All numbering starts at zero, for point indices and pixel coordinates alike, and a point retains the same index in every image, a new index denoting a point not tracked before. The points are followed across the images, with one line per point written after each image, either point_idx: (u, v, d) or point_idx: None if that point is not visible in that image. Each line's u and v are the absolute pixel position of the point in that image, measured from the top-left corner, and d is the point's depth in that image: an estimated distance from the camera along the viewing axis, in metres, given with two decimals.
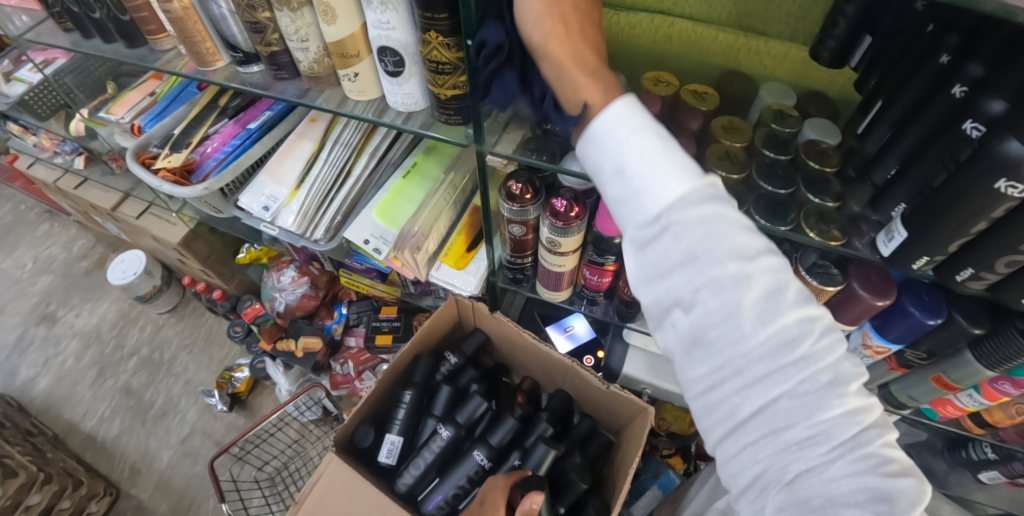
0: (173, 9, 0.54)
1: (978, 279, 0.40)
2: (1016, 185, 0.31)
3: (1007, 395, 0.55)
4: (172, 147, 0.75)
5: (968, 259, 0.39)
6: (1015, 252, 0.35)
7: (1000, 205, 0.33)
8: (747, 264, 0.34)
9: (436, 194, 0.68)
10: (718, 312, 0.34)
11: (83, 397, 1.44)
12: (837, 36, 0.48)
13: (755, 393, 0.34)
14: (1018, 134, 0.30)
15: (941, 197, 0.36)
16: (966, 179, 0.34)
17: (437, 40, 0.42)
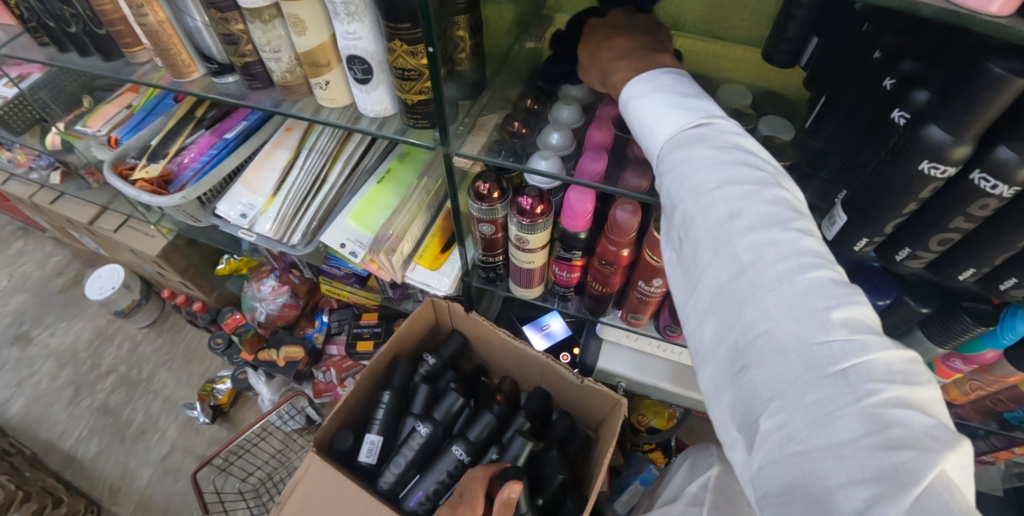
0: (149, 22, 0.56)
1: (914, 258, 0.44)
2: (938, 166, 0.36)
3: (958, 371, 0.65)
4: (148, 158, 0.76)
5: (904, 239, 0.44)
6: (945, 230, 0.40)
7: (926, 187, 0.38)
8: (737, 218, 0.33)
9: (411, 198, 0.70)
10: (704, 261, 0.34)
11: (59, 417, 1.40)
12: (789, 39, 0.53)
13: (744, 358, 0.31)
14: (937, 121, 0.35)
15: (877, 182, 0.40)
16: (896, 165, 0.38)
17: (402, 48, 0.44)
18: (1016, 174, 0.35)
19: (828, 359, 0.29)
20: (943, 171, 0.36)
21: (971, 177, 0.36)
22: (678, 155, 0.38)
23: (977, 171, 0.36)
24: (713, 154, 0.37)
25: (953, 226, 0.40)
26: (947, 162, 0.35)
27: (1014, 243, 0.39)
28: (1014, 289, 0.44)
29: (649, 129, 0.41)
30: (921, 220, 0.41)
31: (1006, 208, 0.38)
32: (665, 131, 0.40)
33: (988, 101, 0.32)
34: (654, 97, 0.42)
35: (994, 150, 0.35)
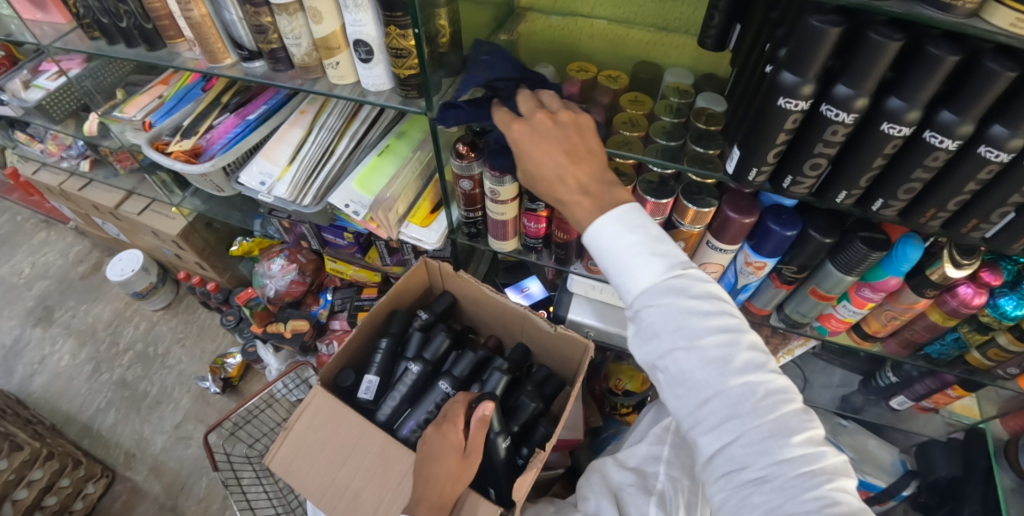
0: (193, 16, 0.69)
1: (798, 184, 0.57)
2: (791, 101, 0.48)
3: (870, 300, 0.73)
4: (182, 135, 0.89)
5: (787, 168, 0.56)
6: (814, 155, 0.53)
7: (788, 118, 0.50)
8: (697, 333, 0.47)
9: (406, 168, 0.82)
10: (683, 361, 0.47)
11: (79, 390, 1.50)
12: (714, 26, 0.65)
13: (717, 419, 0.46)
14: (788, 69, 0.47)
15: (756, 120, 0.53)
16: (766, 105, 0.51)
17: (396, 32, 0.57)
18: (850, 105, 0.47)
19: (790, 457, 0.44)
20: (797, 104, 0.49)
21: (881, 126, 0.49)
22: (662, 306, 0.48)
23: (886, 121, 0.48)
24: (691, 302, 0.47)
25: (818, 151, 0.52)
26: (798, 98, 0.48)
27: (869, 165, 0.53)
28: (881, 209, 0.59)
29: (626, 261, 0.50)
30: (796, 149, 0.54)
31: (858, 134, 0.52)
32: (647, 281, 0.49)
33: (816, 47, 0.45)
34: (625, 241, 0.50)
35: (835, 88, 0.47)
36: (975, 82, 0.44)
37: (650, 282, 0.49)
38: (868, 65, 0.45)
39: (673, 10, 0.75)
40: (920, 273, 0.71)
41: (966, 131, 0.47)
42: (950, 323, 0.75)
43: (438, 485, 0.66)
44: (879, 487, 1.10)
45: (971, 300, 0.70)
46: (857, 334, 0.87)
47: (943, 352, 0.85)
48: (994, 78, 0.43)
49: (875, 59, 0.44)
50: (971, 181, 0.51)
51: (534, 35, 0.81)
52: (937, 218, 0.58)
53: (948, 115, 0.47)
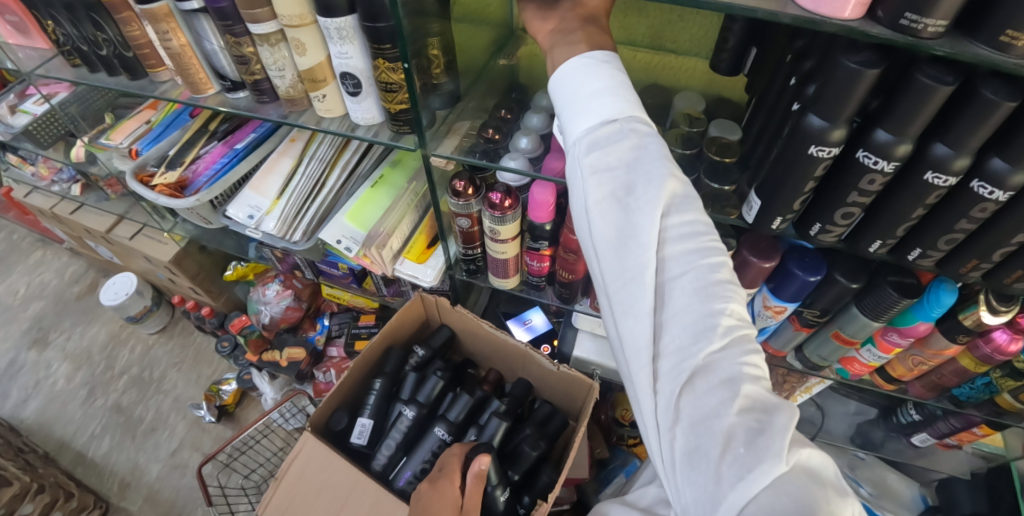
0: (172, 46, 0.66)
1: (826, 232, 0.52)
2: (824, 148, 0.43)
3: (897, 345, 0.67)
4: (167, 166, 0.85)
5: (814, 216, 0.51)
6: (846, 204, 0.48)
7: (818, 166, 0.45)
8: (628, 145, 0.40)
9: (401, 200, 0.78)
10: (611, 170, 0.40)
11: (74, 416, 1.47)
12: (729, 49, 0.59)
13: (608, 230, 0.40)
14: (820, 113, 0.42)
15: (779, 166, 0.48)
16: (792, 151, 0.46)
17: (385, 65, 0.52)
18: (890, 151, 0.42)
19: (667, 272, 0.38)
20: (828, 151, 0.44)
21: (925, 175, 0.44)
22: (614, 128, 0.41)
23: (930, 171, 0.43)
24: (624, 134, 0.41)
25: (851, 200, 0.47)
26: (828, 143, 0.43)
27: (905, 213, 0.47)
28: (919, 258, 0.53)
29: (570, 109, 0.44)
30: (826, 196, 0.49)
31: (897, 181, 0.47)
32: (589, 117, 0.42)
33: (852, 87, 0.40)
34: (575, 84, 0.44)
35: (874, 133, 0.43)
36: None
37: (602, 114, 0.42)
38: (913, 109, 0.40)
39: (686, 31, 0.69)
40: (951, 317, 0.65)
41: (1020, 181, 0.42)
42: (981, 369, 0.70)
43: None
44: None
45: (1006, 346, 0.64)
46: (881, 377, 0.81)
47: (972, 395, 0.79)
48: None
49: (922, 104, 0.39)
50: (1020, 233, 0.46)
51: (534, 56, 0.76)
52: (979, 269, 0.52)
53: (1000, 164, 0.41)
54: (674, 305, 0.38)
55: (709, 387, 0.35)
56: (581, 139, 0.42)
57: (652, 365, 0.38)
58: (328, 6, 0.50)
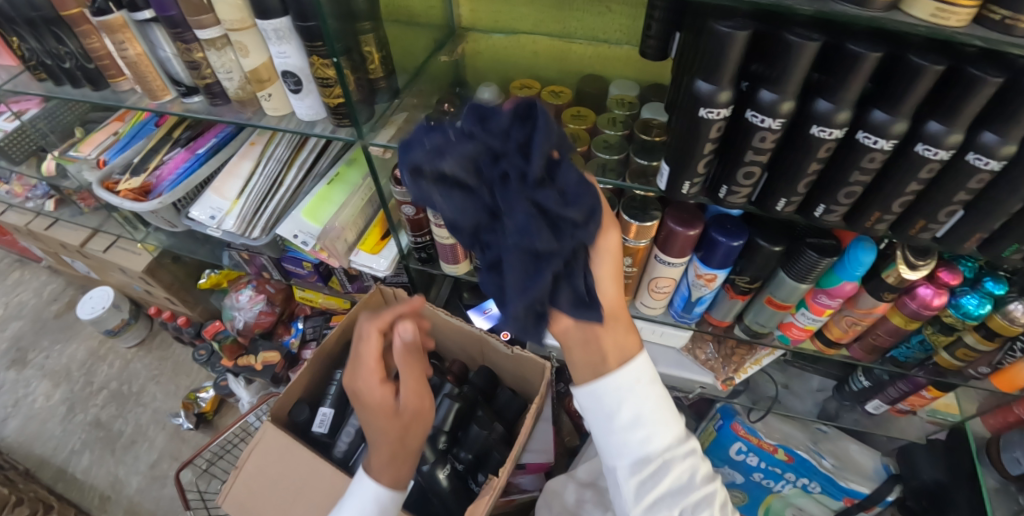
0: (128, 55, 0.70)
1: (734, 193, 0.55)
2: (712, 110, 0.47)
3: (828, 307, 0.71)
4: (132, 173, 0.88)
5: (721, 178, 0.55)
6: (745, 163, 0.52)
7: (711, 127, 0.49)
8: (629, 383, 0.53)
9: (355, 195, 0.81)
10: (614, 408, 0.53)
11: (54, 432, 1.46)
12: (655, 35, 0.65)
13: (624, 446, 0.53)
14: (708, 79, 0.46)
15: (681, 131, 0.52)
16: (688, 116, 0.50)
17: (319, 61, 0.56)
18: (775, 109, 0.46)
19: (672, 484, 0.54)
20: (717, 113, 0.48)
21: (813, 130, 0.48)
22: (614, 391, 0.53)
23: (815, 124, 0.47)
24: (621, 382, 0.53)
25: (748, 159, 0.51)
26: (714, 105, 0.47)
27: (800, 169, 0.51)
28: (824, 215, 0.57)
29: (576, 366, 0.56)
30: (726, 158, 0.53)
31: (790, 140, 0.50)
32: (588, 377, 0.54)
33: (729, 52, 0.44)
34: (578, 333, 0.54)
35: (759, 94, 0.46)
36: (904, 78, 0.44)
37: (596, 389, 0.54)
38: (788, 68, 0.44)
39: (612, 24, 0.74)
40: (875, 277, 0.69)
41: (900, 129, 0.46)
42: (911, 326, 0.74)
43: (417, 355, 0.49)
44: (863, 493, 1.08)
45: (931, 301, 0.69)
46: (819, 341, 0.85)
47: (909, 353, 0.84)
48: (921, 72, 0.43)
49: (795, 60, 0.43)
50: (913, 180, 0.51)
51: (478, 54, 0.82)
52: (883, 221, 0.56)
53: (880, 115, 0.46)
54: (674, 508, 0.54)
55: None
56: (586, 391, 0.54)
57: None
58: (264, 9, 0.54)
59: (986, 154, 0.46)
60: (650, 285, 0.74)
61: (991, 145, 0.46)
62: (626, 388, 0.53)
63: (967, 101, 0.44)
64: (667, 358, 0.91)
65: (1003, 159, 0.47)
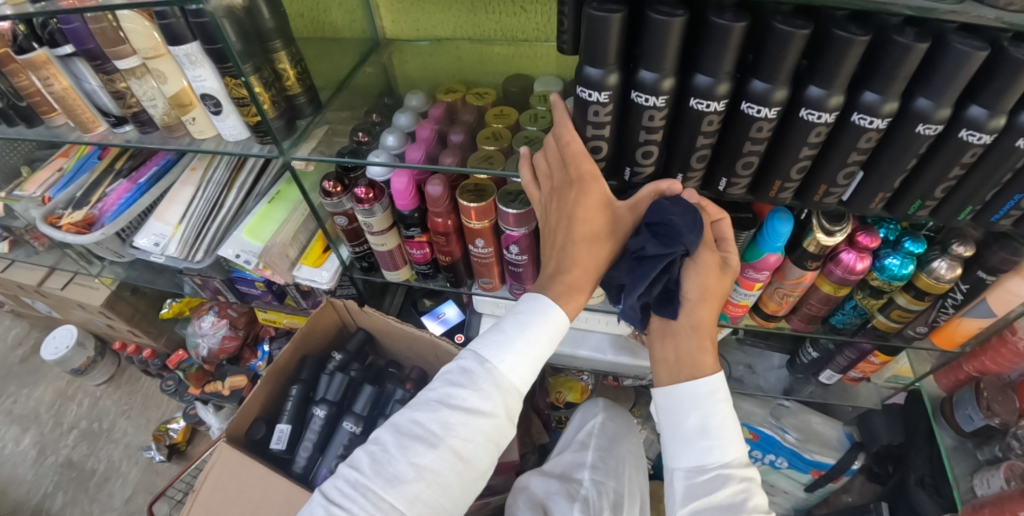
0: (55, 89, 0.71)
1: (637, 173, 0.58)
2: (586, 90, 0.51)
3: (757, 280, 0.75)
4: (74, 206, 0.89)
5: (625, 160, 0.58)
6: (641, 143, 0.54)
7: (595, 109, 0.52)
8: (711, 411, 0.57)
9: (295, 212, 0.83)
10: (681, 408, 0.59)
11: (24, 477, 1.43)
12: (566, 32, 0.68)
13: (684, 432, 0.58)
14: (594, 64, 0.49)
15: (576, 117, 0.55)
16: (578, 101, 0.53)
17: (233, 80, 0.58)
18: (657, 88, 0.49)
19: (704, 413, 0.57)
20: (593, 94, 0.51)
21: (693, 103, 0.51)
22: (695, 389, 0.58)
23: (694, 97, 0.51)
24: (702, 399, 0.58)
25: (642, 139, 0.54)
26: (602, 89, 0.50)
27: (692, 145, 0.55)
28: (729, 187, 0.61)
29: (669, 408, 0.60)
30: (622, 138, 0.55)
31: (678, 118, 0.54)
32: (681, 406, 0.59)
33: (607, 34, 0.46)
34: (695, 392, 0.58)
35: (642, 74, 0.49)
36: (776, 47, 0.47)
37: (691, 402, 0.58)
38: (665, 46, 0.47)
39: (528, 23, 0.78)
40: (798, 247, 0.72)
41: (780, 97, 0.50)
42: (841, 292, 0.77)
43: (583, 265, 0.60)
44: (828, 464, 1.10)
45: (854, 265, 0.72)
46: (759, 315, 0.88)
47: (847, 320, 0.87)
48: (790, 38, 0.46)
49: (669, 40, 0.46)
50: (805, 145, 0.54)
51: (406, 63, 0.84)
52: (786, 189, 0.60)
53: (760, 84, 0.49)
54: (706, 435, 0.56)
55: (707, 470, 0.55)
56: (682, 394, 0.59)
57: (686, 448, 0.57)
58: (173, 35, 0.55)
59: (868, 113, 0.50)
60: None
61: (872, 104, 0.49)
62: (704, 398, 0.57)
63: (840, 63, 0.47)
64: (618, 348, 0.92)
65: (886, 116, 0.50)
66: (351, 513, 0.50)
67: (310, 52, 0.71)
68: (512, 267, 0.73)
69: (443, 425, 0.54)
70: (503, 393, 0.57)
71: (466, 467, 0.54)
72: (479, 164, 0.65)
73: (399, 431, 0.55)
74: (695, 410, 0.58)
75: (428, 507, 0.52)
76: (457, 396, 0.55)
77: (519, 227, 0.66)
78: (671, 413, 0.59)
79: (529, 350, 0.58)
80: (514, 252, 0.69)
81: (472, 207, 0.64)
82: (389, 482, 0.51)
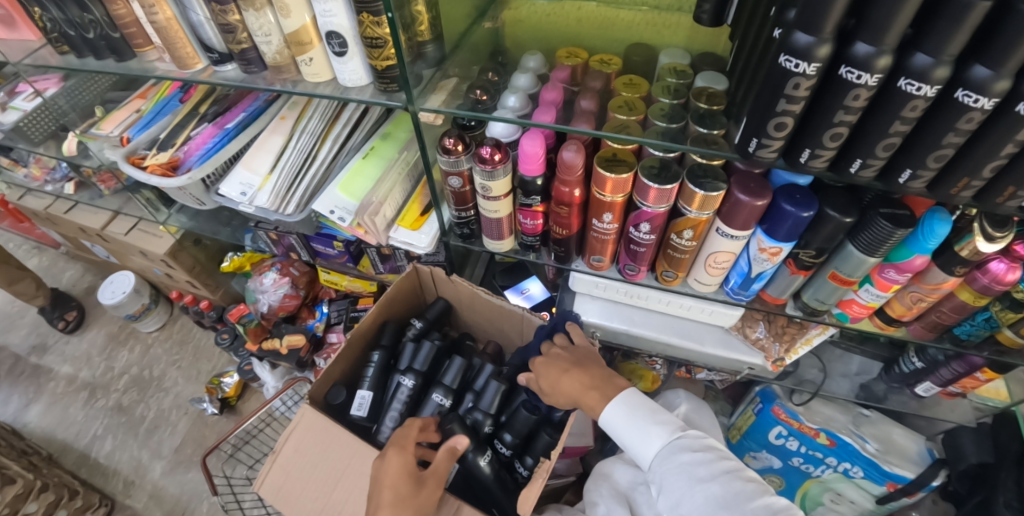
0: (158, 20, 0.66)
1: (816, 158, 0.52)
2: (791, 59, 0.45)
3: (894, 282, 0.67)
4: (158, 148, 0.85)
5: (803, 142, 0.52)
6: (834, 124, 0.48)
7: (791, 82, 0.46)
8: (653, 421, 0.65)
9: (393, 170, 0.78)
10: (631, 435, 0.65)
11: (75, 418, 1.45)
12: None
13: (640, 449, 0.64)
14: (804, 30, 0.43)
15: (765, 89, 0.49)
16: (774, 72, 0.47)
17: (368, 18, 0.53)
18: (871, 64, 0.43)
19: (647, 429, 0.64)
20: (797, 64, 0.45)
21: (899, 83, 0.45)
22: (627, 411, 0.66)
23: (904, 77, 0.44)
24: (637, 420, 0.65)
25: (838, 120, 0.48)
26: (811, 60, 0.44)
27: (888, 132, 0.49)
28: (908, 181, 0.54)
29: (623, 436, 0.66)
30: (811, 117, 0.49)
31: (876, 100, 0.48)
32: (632, 436, 0.65)
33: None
34: (634, 419, 0.66)
35: (853, 47, 0.44)
36: (1013, 29, 0.40)
37: (636, 428, 0.65)
38: (891, 15, 0.41)
39: None
40: (947, 250, 0.65)
41: (1003, 87, 0.43)
42: (980, 302, 0.70)
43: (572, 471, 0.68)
44: (907, 478, 1.03)
45: (1003, 276, 0.65)
46: (880, 318, 0.81)
47: (972, 332, 0.78)
48: None
49: (898, 10, 0.40)
50: (1009, 143, 0.47)
51: (519, 23, 0.78)
52: (970, 188, 0.53)
53: (982, 70, 0.43)
54: (659, 451, 0.63)
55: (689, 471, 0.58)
56: (623, 418, 0.66)
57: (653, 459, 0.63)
58: None
59: None
60: (708, 262, 0.70)
61: None
62: (639, 419, 0.65)
63: None
64: (717, 340, 0.86)
65: None
66: None
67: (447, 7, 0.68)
68: (631, 246, 0.69)
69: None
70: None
71: None
72: (616, 132, 0.60)
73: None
74: (638, 432, 0.65)
75: None
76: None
77: (657, 203, 0.60)
78: (627, 444, 0.66)
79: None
80: (643, 230, 0.65)
81: (609, 178, 0.59)
82: None
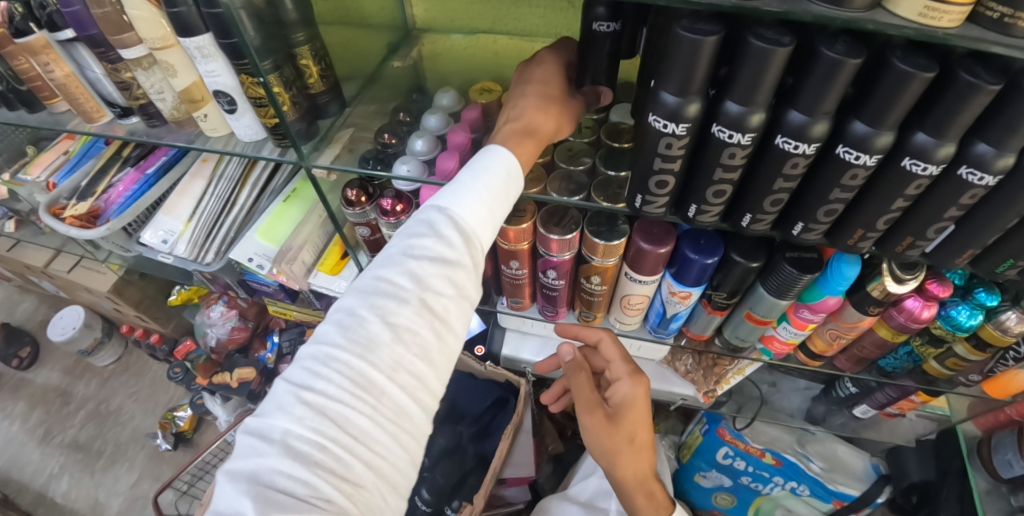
0: (55, 77, 0.64)
1: (704, 212, 0.53)
2: (660, 119, 0.44)
3: (809, 321, 0.66)
4: (78, 197, 0.84)
5: (690, 197, 0.52)
6: (715, 182, 0.48)
7: (662, 141, 0.46)
8: None
9: (313, 212, 0.78)
10: None
11: (31, 457, 1.43)
12: None
13: None
14: (670, 91, 0.43)
15: (644, 146, 0.49)
16: (649, 130, 0.47)
17: (249, 79, 0.52)
18: (743, 123, 0.42)
19: None
20: (666, 124, 0.45)
21: (777, 141, 0.44)
22: None
23: (780, 135, 0.44)
24: None
25: (717, 177, 0.48)
26: (679, 120, 0.43)
27: (772, 188, 0.48)
28: (803, 233, 0.53)
29: None
30: (694, 173, 0.49)
31: (759, 156, 0.47)
32: None
33: (692, 61, 0.40)
34: None
35: (725, 105, 0.43)
36: (887, 88, 0.38)
37: None
38: (757, 76, 0.40)
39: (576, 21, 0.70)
40: (860, 290, 0.64)
41: (884, 143, 0.41)
42: (898, 339, 0.70)
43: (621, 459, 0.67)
44: (853, 496, 1.05)
45: (919, 313, 0.65)
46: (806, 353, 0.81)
47: (898, 364, 0.80)
48: (909, 81, 0.37)
49: (763, 70, 0.39)
50: (898, 197, 0.45)
51: (437, 56, 0.78)
52: (866, 239, 0.52)
53: (862, 127, 0.41)
54: None
55: None
56: None
57: None
58: (183, 26, 0.49)
59: (978, 168, 0.41)
60: (623, 303, 0.70)
61: (984, 157, 0.40)
62: None
63: (962, 110, 0.38)
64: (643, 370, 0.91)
65: (998, 173, 0.41)
66: (323, 392, 0.40)
67: (337, 40, 0.64)
68: (546, 290, 0.69)
69: (413, 277, 0.43)
70: (423, 307, 0.43)
71: (444, 328, 0.45)
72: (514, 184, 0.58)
73: (364, 290, 0.43)
74: None
75: (413, 377, 0.42)
76: (419, 246, 0.44)
77: (556, 252, 0.60)
78: None
79: (440, 215, 0.44)
80: (552, 276, 0.65)
81: (509, 228, 0.59)
82: (365, 348, 0.41)
